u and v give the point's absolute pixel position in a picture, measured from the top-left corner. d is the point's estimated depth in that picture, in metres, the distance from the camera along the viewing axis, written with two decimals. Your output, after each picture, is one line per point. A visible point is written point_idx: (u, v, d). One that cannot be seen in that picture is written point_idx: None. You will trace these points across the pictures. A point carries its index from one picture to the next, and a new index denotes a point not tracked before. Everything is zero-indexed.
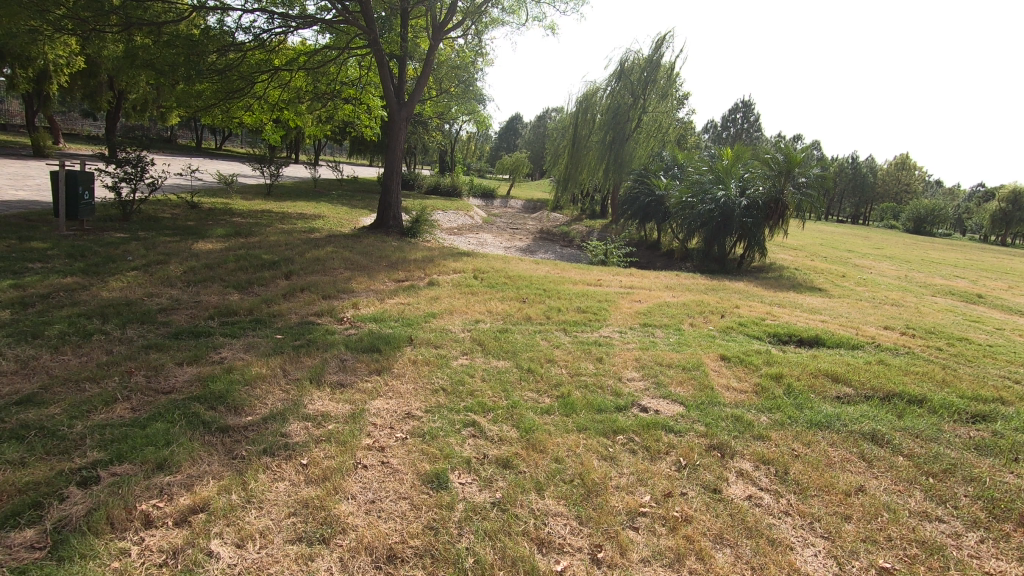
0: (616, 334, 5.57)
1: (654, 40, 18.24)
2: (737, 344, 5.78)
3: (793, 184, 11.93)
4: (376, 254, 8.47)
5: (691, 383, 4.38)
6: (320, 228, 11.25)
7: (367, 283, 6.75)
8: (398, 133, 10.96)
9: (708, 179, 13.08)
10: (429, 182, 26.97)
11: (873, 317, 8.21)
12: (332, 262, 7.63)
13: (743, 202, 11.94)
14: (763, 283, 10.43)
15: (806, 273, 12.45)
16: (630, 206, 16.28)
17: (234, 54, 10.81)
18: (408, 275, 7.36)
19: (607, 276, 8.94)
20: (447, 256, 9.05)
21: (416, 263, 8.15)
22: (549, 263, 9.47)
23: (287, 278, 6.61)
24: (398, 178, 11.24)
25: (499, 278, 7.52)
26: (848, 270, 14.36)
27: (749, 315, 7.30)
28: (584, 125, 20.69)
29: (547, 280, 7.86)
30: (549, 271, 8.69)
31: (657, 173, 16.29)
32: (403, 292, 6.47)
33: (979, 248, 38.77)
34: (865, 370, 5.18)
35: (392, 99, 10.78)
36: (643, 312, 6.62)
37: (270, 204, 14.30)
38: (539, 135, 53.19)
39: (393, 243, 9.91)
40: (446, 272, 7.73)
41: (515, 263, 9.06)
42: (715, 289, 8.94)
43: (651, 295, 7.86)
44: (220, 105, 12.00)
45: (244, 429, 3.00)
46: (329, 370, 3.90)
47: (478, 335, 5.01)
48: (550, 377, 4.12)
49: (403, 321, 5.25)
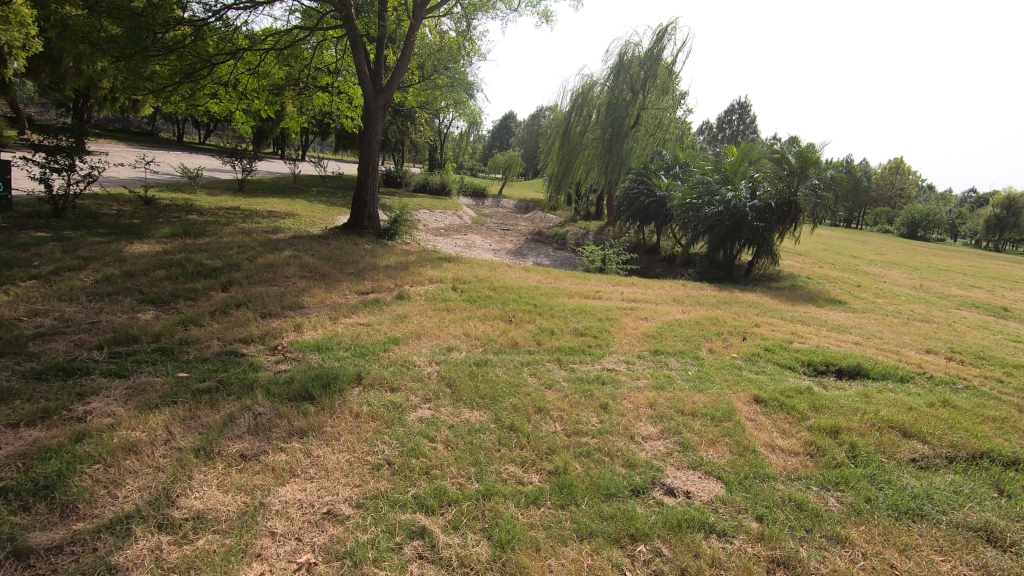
0: (622, 367, 4.51)
1: (655, 31, 17.20)
2: (769, 378, 4.74)
3: (808, 186, 10.91)
4: (342, 260, 7.38)
5: (727, 443, 3.32)
6: (287, 228, 10.14)
7: (323, 296, 5.66)
8: (375, 123, 9.84)
9: (715, 179, 12.06)
10: (416, 180, 25.83)
11: (908, 338, 7.22)
12: (287, 270, 6.53)
13: (754, 205, 10.91)
14: (778, 295, 9.43)
15: (820, 283, 11.47)
16: (629, 208, 15.24)
17: (190, 32, 9.60)
18: (375, 286, 6.27)
19: (607, 286, 7.90)
20: (426, 263, 7.96)
21: (387, 270, 7.07)
22: (540, 271, 8.41)
23: (226, 290, 5.50)
24: (376, 173, 10.12)
25: (482, 290, 6.45)
26: (861, 279, 13.40)
27: (773, 336, 6.27)
28: (581, 121, 19.62)
29: (539, 292, 6.80)
30: (541, 280, 7.63)
31: (657, 172, 15.28)
32: (365, 307, 5.39)
33: (975, 254, 38.25)
34: (935, 416, 4.14)
35: (367, 84, 9.66)
36: (652, 335, 5.56)
37: (238, 200, 13.16)
38: (533, 134, 52.26)
39: (365, 246, 8.81)
40: (420, 282, 6.65)
41: (503, 271, 8.01)
42: (727, 303, 7.92)
43: (658, 311, 6.82)
44: (178, 89, 10.81)
45: (55, 556, 1.90)
46: (231, 432, 2.80)
47: (449, 371, 3.93)
48: (539, 438, 3.05)
49: (356, 351, 4.16)
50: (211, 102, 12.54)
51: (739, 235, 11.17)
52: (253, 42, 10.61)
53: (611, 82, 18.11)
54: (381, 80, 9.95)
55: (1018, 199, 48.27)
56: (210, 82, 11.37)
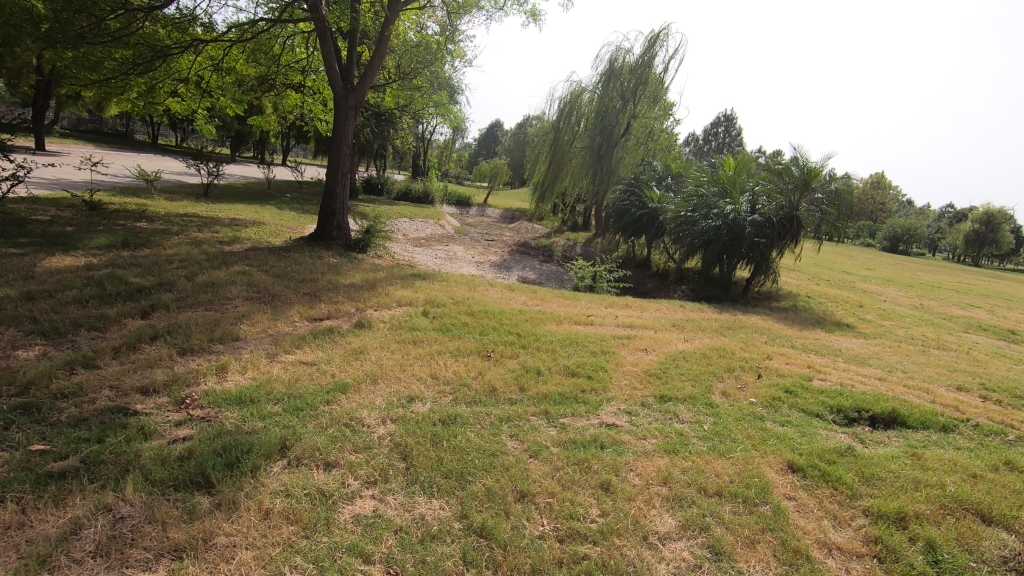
0: (623, 421, 3.68)
1: (646, 38, 16.59)
2: (798, 433, 3.94)
3: (810, 200, 10.25)
4: (299, 278, 6.48)
5: (770, 545, 2.49)
6: (246, 238, 9.22)
7: (267, 324, 4.75)
8: (345, 125, 8.96)
9: (712, 192, 11.33)
10: (398, 187, 24.97)
11: (931, 371, 6.52)
12: (231, 290, 5.61)
13: (755, 219, 10.18)
14: (782, 317, 8.71)
15: (822, 303, 10.81)
16: (620, 220, 14.49)
17: (141, 21, 8.65)
18: (333, 310, 5.39)
19: (598, 309, 7.11)
20: (397, 281, 7.09)
21: (351, 290, 6.20)
22: (525, 291, 7.59)
23: (146, 316, 4.57)
24: (347, 179, 9.21)
25: (458, 315, 5.60)
26: (861, 298, 12.79)
27: (789, 371, 5.51)
28: (569, 129, 18.89)
29: (522, 316, 5.97)
30: (525, 302, 6.81)
31: (649, 183, 14.59)
32: (315, 339, 4.49)
33: (956, 269, 38.33)
34: (1010, 488, 3.36)
35: (337, 82, 8.79)
36: (656, 373, 4.74)
37: (200, 207, 12.17)
38: (519, 143, 51.69)
39: (330, 261, 7.93)
40: (386, 304, 5.78)
41: (484, 291, 7.17)
42: (731, 330, 7.17)
43: (658, 340, 6.03)
44: (129, 84, 9.80)
45: None
46: (63, 558, 1.89)
47: (406, 434, 3.05)
48: (521, 550, 2.19)
49: (289, 404, 3.26)
50: (170, 101, 11.54)
51: (736, 251, 10.40)
52: (214, 35, 9.68)
53: (601, 89, 17.40)
54: (353, 79, 9.07)
55: (996, 215, 48.76)
56: (166, 78, 10.37)
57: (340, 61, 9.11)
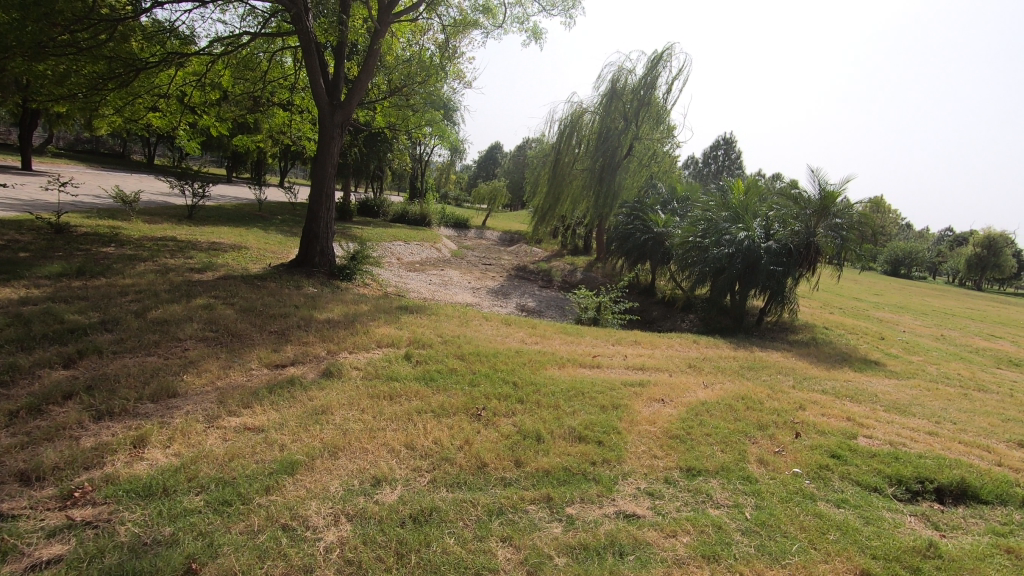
0: (646, 509, 2.92)
1: (649, 58, 16.18)
2: (861, 518, 3.17)
3: (828, 226, 9.59)
4: (269, 312, 5.76)
5: None
6: (222, 265, 8.51)
7: (217, 373, 4.01)
8: (330, 144, 8.33)
9: (722, 216, 10.65)
10: (394, 209, 24.42)
11: (982, 420, 5.77)
12: (185, 329, 4.88)
13: (770, 246, 9.48)
14: (805, 354, 7.97)
15: (842, 336, 10.08)
16: (623, 245, 13.83)
17: (113, 33, 8.07)
18: (301, 353, 4.66)
19: (605, 348, 6.38)
20: (381, 315, 6.37)
21: (326, 328, 5.47)
22: (523, 326, 6.87)
23: (70, 364, 3.82)
24: (332, 203, 8.56)
25: (445, 360, 4.87)
26: (879, 329, 12.06)
27: (828, 425, 4.76)
28: (569, 151, 18.38)
29: (520, 359, 5.25)
30: (523, 340, 6.09)
31: (653, 207, 13.97)
32: (271, 393, 3.74)
33: (961, 294, 37.61)
34: None
35: (322, 98, 8.17)
36: (677, 434, 3.99)
37: (180, 230, 11.51)
38: (518, 165, 51.49)
39: (310, 291, 7.22)
40: (364, 346, 5.05)
41: (478, 327, 6.44)
42: (752, 371, 6.43)
43: (675, 387, 5.28)
44: (103, 99, 9.20)
45: None
46: None
47: (363, 544, 2.29)
48: None
49: (212, 497, 2.49)
50: (149, 117, 10.93)
51: (751, 281, 9.67)
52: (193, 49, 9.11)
53: (602, 110, 16.91)
54: (339, 94, 8.46)
55: (998, 239, 48.24)
56: (142, 93, 9.76)
57: (327, 75, 8.51)
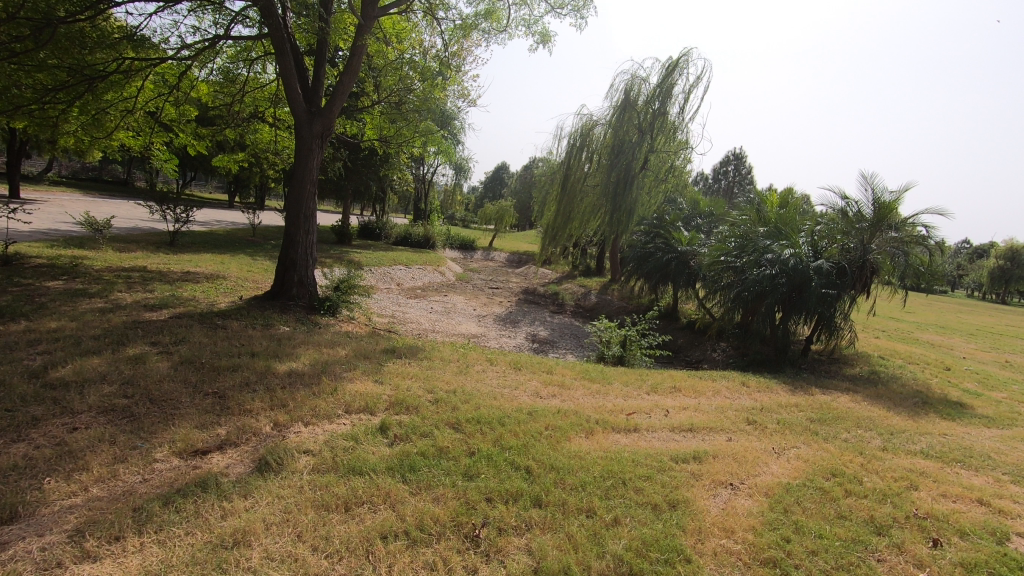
0: None
1: (665, 65, 15.15)
2: None
3: (885, 242, 8.30)
4: (216, 363, 4.55)
5: None
6: (185, 299, 7.35)
7: (99, 471, 2.78)
8: (308, 157, 7.20)
9: (760, 232, 9.36)
10: (397, 232, 23.40)
11: None
12: (89, 394, 3.67)
13: (821, 265, 8.16)
14: (876, 396, 6.63)
15: (904, 368, 8.70)
16: (642, 265, 12.58)
17: (56, 36, 7.05)
18: (237, 428, 3.42)
19: (639, 400, 5.09)
20: (360, 361, 5.13)
21: (282, 385, 4.23)
22: (536, 371, 5.61)
23: None
24: (311, 225, 7.41)
25: (433, 432, 3.61)
26: (939, 356, 10.63)
27: (965, 519, 3.43)
28: (580, 166, 17.26)
29: (534, 425, 3.97)
30: (537, 394, 4.81)
31: (674, 224, 12.76)
32: (164, 509, 2.50)
33: (989, 308, 35.68)
34: None
35: (298, 105, 7.07)
36: (771, 555, 2.68)
37: (154, 258, 10.45)
38: (524, 184, 50.63)
39: (279, 331, 6.03)
40: (329, 411, 3.80)
41: (482, 375, 5.19)
42: (826, 427, 5.08)
43: (741, 459, 3.98)
44: (57, 114, 8.20)
45: None
46: None
47: None
48: None
49: None
50: (118, 138, 9.89)
51: (799, 306, 8.31)
52: (155, 54, 8.07)
53: (615, 121, 15.82)
54: (319, 101, 7.35)
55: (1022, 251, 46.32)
56: (107, 107, 8.75)
57: (305, 79, 7.41)
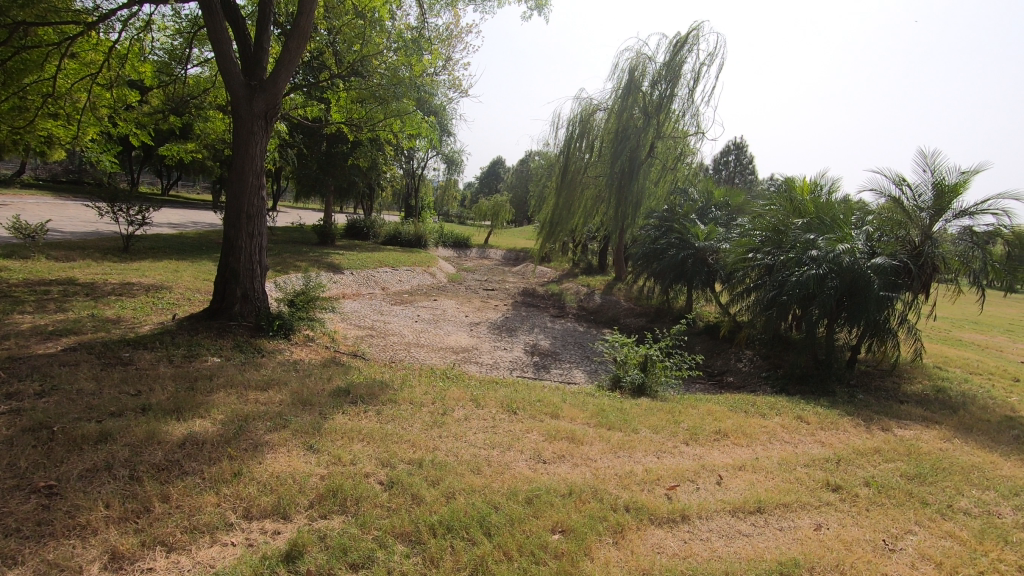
0: None
1: (673, 41, 13.69)
2: None
3: (951, 235, 6.93)
4: (80, 428, 3.17)
5: None
6: (103, 321, 5.96)
7: None
8: (250, 142, 5.79)
9: (798, 224, 7.96)
10: (386, 231, 21.98)
11: None
12: None
13: (880, 262, 6.76)
14: (965, 428, 5.28)
15: (971, 383, 7.34)
16: (653, 263, 11.19)
17: None
18: (38, 570, 2.03)
19: (677, 458, 3.74)
20: (296, 413, 3.75)
21: (165, 466, 2.86)
22: (537, 417, 4.24)
23: None
24: (256, 226, 5.99)
25: (372, 561, 2.23)
26: (999, 363, 9.25)
27: None
28: (580, 156, 15.84)
29: (537, 527, 2.60)
30: (538, 460, 3.44)
31: (688, 216, 11.39)
32: None
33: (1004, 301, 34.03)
34: None
35: (233, 77, 5.66)
36: None
37: (94, 268, 9.09)
38: (521, 179, 48.98)
39: (204, 366, 4.65)
40: (215, 521, 2.42)
41: (464, 427, 3.82)
42: (933, 490, 3.73)
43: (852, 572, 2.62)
44: None
45: None
46: None
47: None
48: None
49: None
50: (43, 129, 8.47)
51: (853, 312, 6.90)
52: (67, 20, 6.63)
53: (618, 104, 14.38)
54: (262, 72, 5.93)
55: None
56: (19, 88, 7.33)
57: (245, 44, 5.98)
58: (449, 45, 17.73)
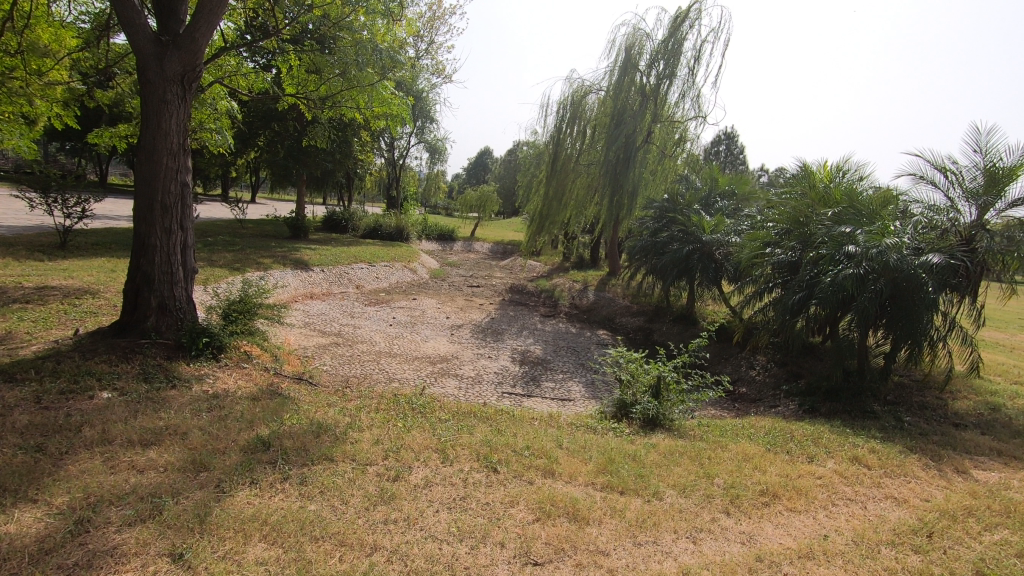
0: None
1: (672, 17, 12.51)
2: None
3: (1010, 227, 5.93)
4: None
5: None
6: None
7: None
8: (161, 113, 4.59)
9: (827, 214, 6.91)
10: (365, 223, 20.72)
11: None
12: None
13: (931, 261, 5.72)
14: None
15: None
16: (654, 259, 10.14)
17: None
18: None
19: (721, 543, 2.67)
20: (181, 488, 2.61)
21: None
22: (525, 475, 3.16)
23: None
24: (173, 220, 4.80)
25: None
26: None
27: None
28: (571, 142, 14.70)
29: None
30: (526, 561, 2.35)
31: (691, 206, 10.34)
32: None
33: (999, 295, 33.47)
34: None
35: (137, 29, 4.44)
36: None
37: (13, 267, 7.84)
38: (509, 169, 47.62)
39: (84, 406, 3.49)
40: None
41: (422, 503, 2.72)
42: None
43: None
44: None
45: None
46: None
47: None
48: None
49: None
50: None
51: (898, 318, 5.87)
52: None
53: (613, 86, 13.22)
54: (179, 25, 4.73)
55: None
56: None
57: None
58: (431, 25, 16.48)
